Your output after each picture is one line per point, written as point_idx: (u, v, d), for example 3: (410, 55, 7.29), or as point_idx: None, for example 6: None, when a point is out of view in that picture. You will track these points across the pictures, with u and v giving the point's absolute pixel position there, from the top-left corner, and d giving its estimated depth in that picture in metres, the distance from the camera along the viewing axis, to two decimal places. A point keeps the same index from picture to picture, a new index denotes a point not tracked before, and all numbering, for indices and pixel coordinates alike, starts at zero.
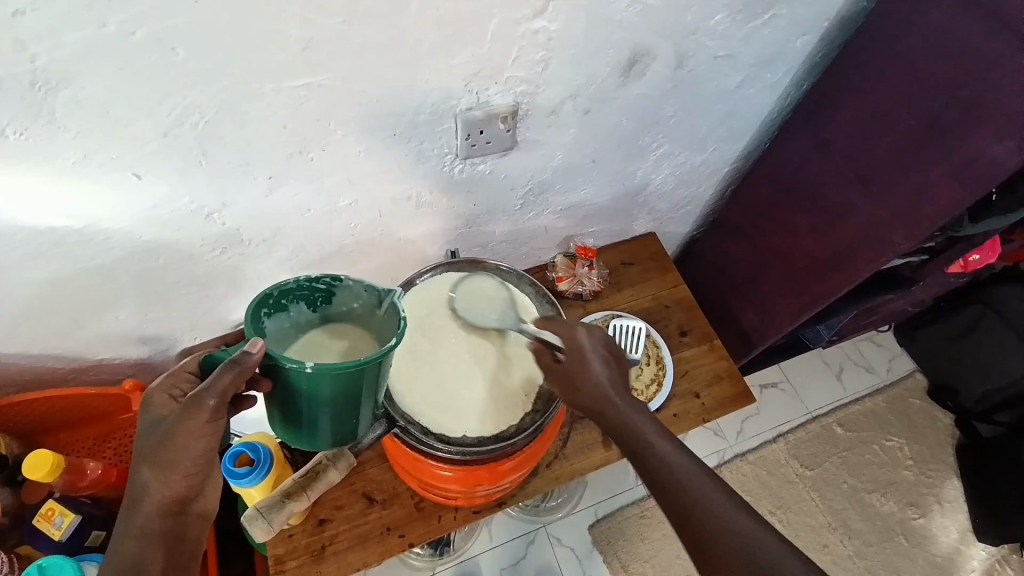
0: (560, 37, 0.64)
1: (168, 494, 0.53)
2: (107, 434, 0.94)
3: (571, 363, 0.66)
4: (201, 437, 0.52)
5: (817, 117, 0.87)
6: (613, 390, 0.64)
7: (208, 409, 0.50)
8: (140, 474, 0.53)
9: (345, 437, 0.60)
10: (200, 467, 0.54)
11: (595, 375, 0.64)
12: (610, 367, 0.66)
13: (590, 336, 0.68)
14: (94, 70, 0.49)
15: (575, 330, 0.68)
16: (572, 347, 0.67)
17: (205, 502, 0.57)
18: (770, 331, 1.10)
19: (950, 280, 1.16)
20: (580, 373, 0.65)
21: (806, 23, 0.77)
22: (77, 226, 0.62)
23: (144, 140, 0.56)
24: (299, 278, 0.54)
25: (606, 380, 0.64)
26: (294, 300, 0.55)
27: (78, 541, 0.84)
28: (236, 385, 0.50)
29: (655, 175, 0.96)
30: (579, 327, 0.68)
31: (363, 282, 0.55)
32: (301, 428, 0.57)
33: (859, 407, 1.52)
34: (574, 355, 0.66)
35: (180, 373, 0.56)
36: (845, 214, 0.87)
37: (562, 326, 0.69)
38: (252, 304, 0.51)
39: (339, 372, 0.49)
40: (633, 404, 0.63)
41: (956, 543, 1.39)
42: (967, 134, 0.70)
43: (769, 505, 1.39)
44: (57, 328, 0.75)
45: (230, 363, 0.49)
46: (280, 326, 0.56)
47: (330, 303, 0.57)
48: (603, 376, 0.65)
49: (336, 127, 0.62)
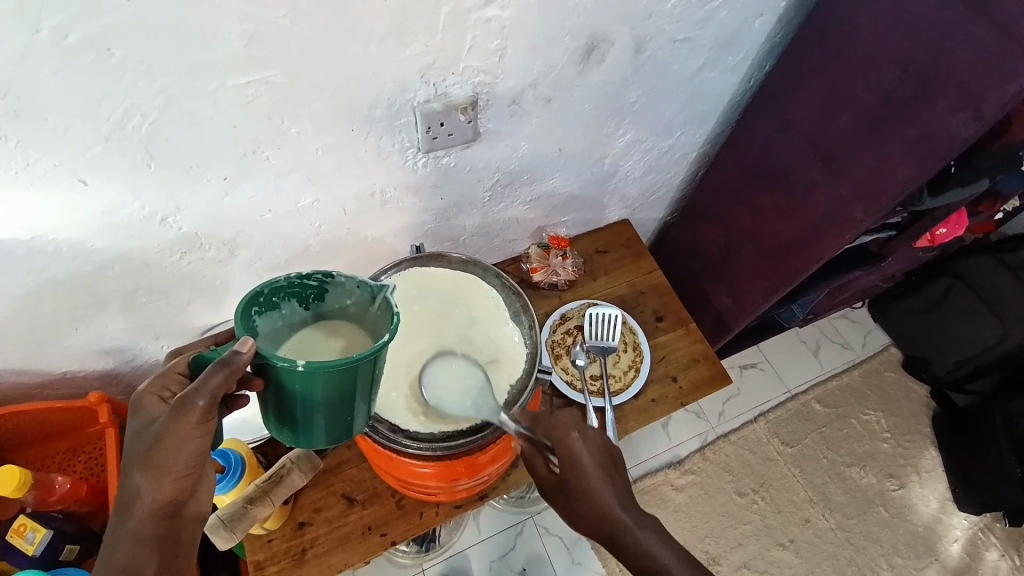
0: (514, 25, 0.63)
1: (161, 497, 0.52)
2: (76, 448, 0.91)
3: (571, 479, 0.62)
4: (193, 439, 0.51)
5: (779, 97, 0.87)
6: (619, 507, 0.63)
7: (199, 410, 0.49)
8: (133, 477, 0.52)
9: (340, 437, 0.59)
10: (193, 469, 0.52)
11: (598, 491, 0.62)
12: (609, 482, 0.63)
13: (588, 444, 0.64)
14: (30, 76, 0.47)
15: (568, 434, 0.64)
16: (568, 460, 0.62)
17: (200, 503, 0.55)
18: (743, 313, 1.11)
19: (918, 255, 1.18)
20: (581, 489, 0.62)
21: (763, 4, 0.78)
22: (25, 238, 0.60)
23: (88, 144, 0.54)
24: (290, 275, 0.52)
25: (610, 498, 0.63)
26: (286, 297, 0.54)
27: (52, 556, 0.82)
28: (227, 386, 0.49)
29: (624, 162, 0.96)
30: (572, 431, 0.64)
31: (356, 278, 0.53)
32: (295, 428, 0.56)
33: (834, 384, 1.55)
34: (570, 466, 0.62)
35: (170, 375, 0.54)
36: (809, 193, 0.88)
37: (559, 428, 0.64)
38: (242, 302, 0.50)
39: (330, 371, 0.48)
40: (633, 516, 0.63)
41: (935, 512, 1.43)
42: (922, 106, 0.71)
43: (751, 483, 1.41)
44: (15, 343, 0.73)
45: (220, 363, 0.48)
46: (272, 326, 0.55)
47: (322, 301, 0.56)
48: (606, 492, 0.63)
49: (290, 124, 0.61)
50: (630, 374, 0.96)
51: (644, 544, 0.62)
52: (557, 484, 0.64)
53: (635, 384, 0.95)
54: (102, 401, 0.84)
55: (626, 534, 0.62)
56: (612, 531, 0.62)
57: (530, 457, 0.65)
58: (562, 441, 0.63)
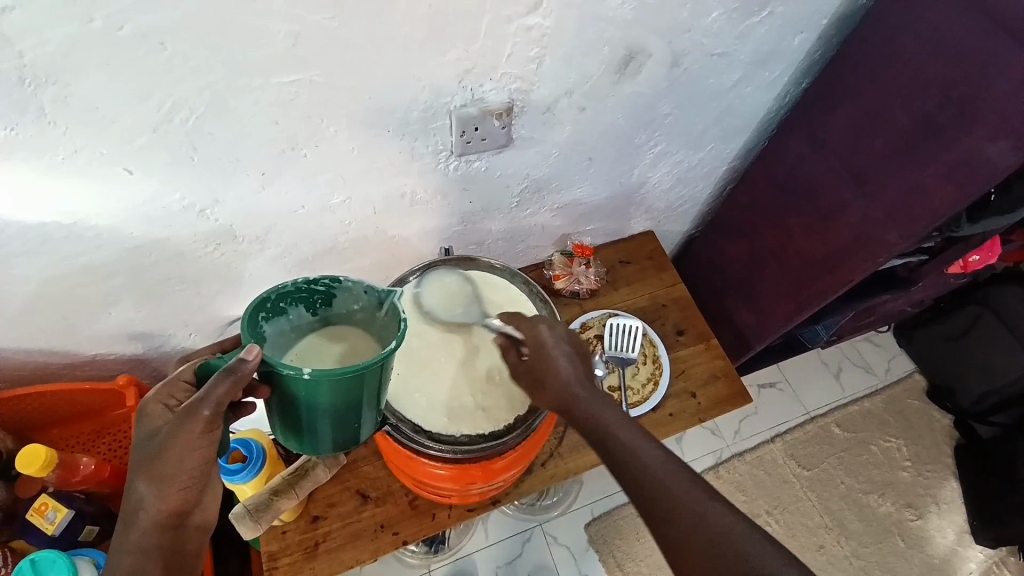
0: (553, 34, 0.63)
1: (165, 507, 0.53)
2: (99, 429, 0.93)
3: (535, 363, 0.61)
4: (196, 448, 0.51)
5: (813, 118, 0.87)
6: (578, 386, 0.60)
7: (203, 419, 0.49)
8: (136, 488, 0.52)
9: (346, 442, 0.59)
10: (196, 480, 0.54)
11: (560, 372, 0.60)
12: (575, 363, 0.61)
13: (554, 332, 0.62)
14: (82, 66, 0.49)
15: (536, 326, 0.63)
16: (534, 344, 0.62)
17: (204, 513, 0.58)
18: (766, 330, 1.10)
19: (949, 281, 1.15)
20: (546, 370, 0.60)
21: (802, 22, 0.77)
22: (66, 222, 0.62)
23: (132, 136, 0.55)
24: (297, 280, 0.53)
25: (570, 374, 0.60)
26: (293, 302, 0.54)
27: (71, 536, 0.84)
28: (232, 394, 0.49)
29: (653, 174, 0.96)
30: (543, 322, 0.63)
31: (363, 283, 0.54)
32: (301, 434, 0.56)
33: (856, 408, 1.52)
34: (535, 350, 0.62)
35: (177, 382, 0.54)
36: (840, 214, 0.87)
37: (526, 323, 0.63)
38: (249, 308, 0.51)
39: (336, 378, 0.48)
40: (598, 399, 0.60)
41: (953, 545, 1.39)
42: (962, 134, 0.70)
43: (764, 505, 1.39)
44: (49, 325, 0.75)
45: (226, 372, 0.48)
46: (279, 330, 0.55)
47: (330, 306, 0.57)
48: (569, 372, 0.60)
49: (328, 123, 0.62)
50: (648, 387, 0.95)
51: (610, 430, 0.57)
52: (526, 370, 0.62)
53: (654, 397, 0.94)
54: (130, 384, 0.88)
55: (584, 413, 0.59)
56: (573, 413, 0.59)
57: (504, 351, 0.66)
58: (531, 331, 0.62)
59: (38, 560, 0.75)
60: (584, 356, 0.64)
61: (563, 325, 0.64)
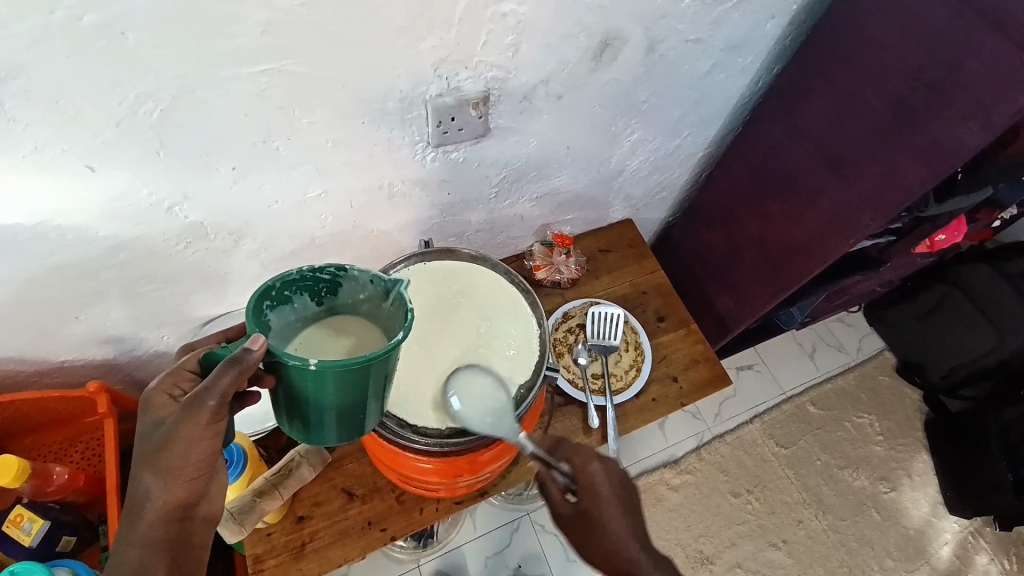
0: (529, 21, 0.63)
1: (170, 499, 0.52)
2: (73, 437, 0.90)
3: (587, 503, 0.68)
4: (202, 439, 0.51)
5: (789, 104, 0.88)
6: (632, 539, 0.67)
7: (209, 410, 0.49)
8: (141, 480, 0.51)
9: (351, 436, 0.58)
10: (204, 471, 0.52)
11: (609, 521, 0.67)
12: (623, 509, 0.69)
13: (606, 473, 0.70)
14: (41, 58, 0.46)
15: (590, 465, 0.70)
16: (586, 484, 0.69)
17: (210, 505, 0.55)
18: (744, 314, 1.11)
19: (917, 260, 1.18)
20: (600, 518, 0.68)
21: (774, 7, 0.78)
22: (31, 223, 0.59)
23: (99, 131, 0.53)
24: (302, 269, 0.52)
25: (615, 523, 0.67)
26: (298, 291, 0.54)
27: (49, 547, 0.81)
28: (237, 385, 0.49)
29: (631, 162, 0.96)
30: (594, 460, 0.70)
31: (369, 273, 0.53)
32: (307, 425, 0.55)
33: (830, 387, 1.56)
34: (588, 494, 0.68)
35: (180, 372, 0.53)
36: (816, 199, 0.89)
37: (579, 459, 0.70)
38: (253, 297, 0.50)
39: (343, 370, 0.48)
40: (643, 553, 0.67)
41: (927, 516, 1.44)
42: (933, 117, 0.71)
43: (746, 484, 1.42)
44: (16, 331, 0.72)
45: (231, 361, 0.47)
46: (285, 319, 0.55)
47: (336, 295, 0.56)
48: (617, 523, 0.68)
49: (302, 115, 0.60)
50: (631, 373, 0.96)
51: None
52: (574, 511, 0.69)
53: (636, 384, 0.95)
54: (101, 390, 0.83)
55: (638, 571, 0.66)
56: (627, 566, 0.66)
57: (545, 480, 0.70)
58: (584, 469, 0.69)
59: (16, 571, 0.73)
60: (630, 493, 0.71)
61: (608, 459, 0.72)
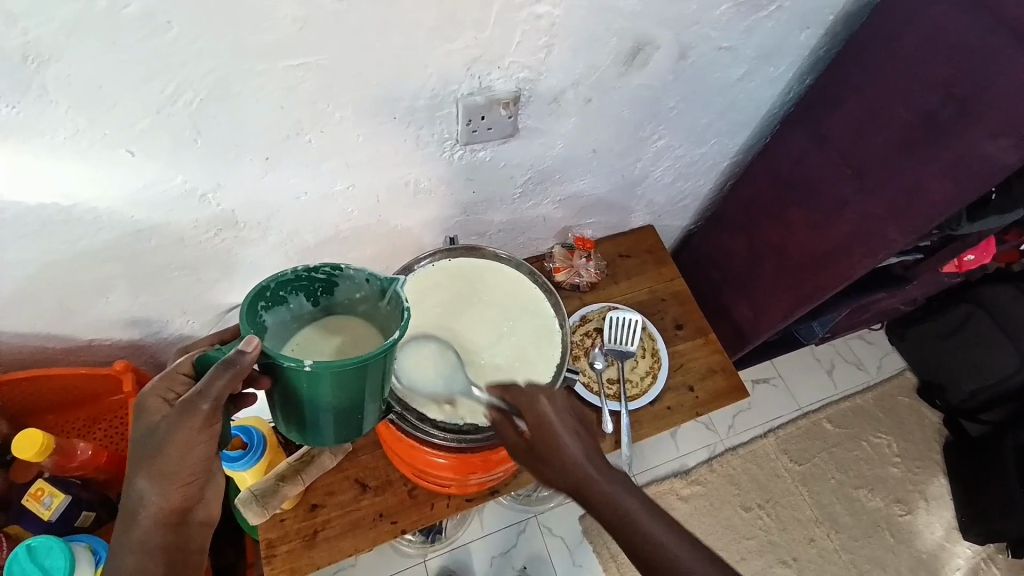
0: (562, 24, 0.63)
1: (166, 505, 0.54)
2: (98, 415, 0.93)
3: (536, 442, 0.58)
4: (197, 443, 0.52)
5: (814, 114, 0.87)
6: (587, 462, 0.57)
7: (203, 413, 0.50)
8: (136, 487, 0.53)
9: (349, 436, 0.59)
10: (198, 475, 0.55)
11: (569, 454, 0.57)
12: (581, 438, 0.58)
13: (555, 407, 0.59)
14: (86, 45, 0.48)
15: (537, 399, 0.59)
16: (536, 420, 0.58)
17: (207, 509, 0.59)
18: (764, 326, 1.10)
19: (944, 280, 1.16)
20: (552, 454, 0.57)
21: (809, 17, 0.77)
22: (66, 205, 0.61)
23: (138, 119, 0.55)
24: (297, 269, 0.53)
25: (578, 456, 0.57)
26: (293, 291, 0.55)
27: (67, 523, 0.83)
28: (232, 387, 0.50)
29: (655, 168, 0.96)
30: (542, 394, 0.60)
31: (365, 272, 0.54)
32: (303, 426, 0.56)
33: (847, 405, 1.53)
34: (537, 429, 0.58)
35: (174, 375, 0.54)
36: (840, 210, 0.87)
37: (522, 395, 0.60)
38: (248, 298, 0.51)
39: (338, 371, 0.48)
40: (613, 480, 0.57)
41: (940, 540, 1.42)
42: (962, 131, 0.70)
43: (757, 498, 1.40)
44: (45, 310, 0.74)
45: (225, 364, 0.48)
46: (280, 320, 0.56)
47: (331, 295, 0.57)
48: (579, 453, 0.57)
49: (334, 109, 0.61)
50: (647, 380, 0.96)
51: (616, 499, 0.55)
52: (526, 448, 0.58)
53: (652, 391, 0.95)
54: (127, 370, 0.86)
55: None
56: None
57: (498, 425, 0.61)
58: (530, 404, 0.59)
59: (34, 546, 0.75)
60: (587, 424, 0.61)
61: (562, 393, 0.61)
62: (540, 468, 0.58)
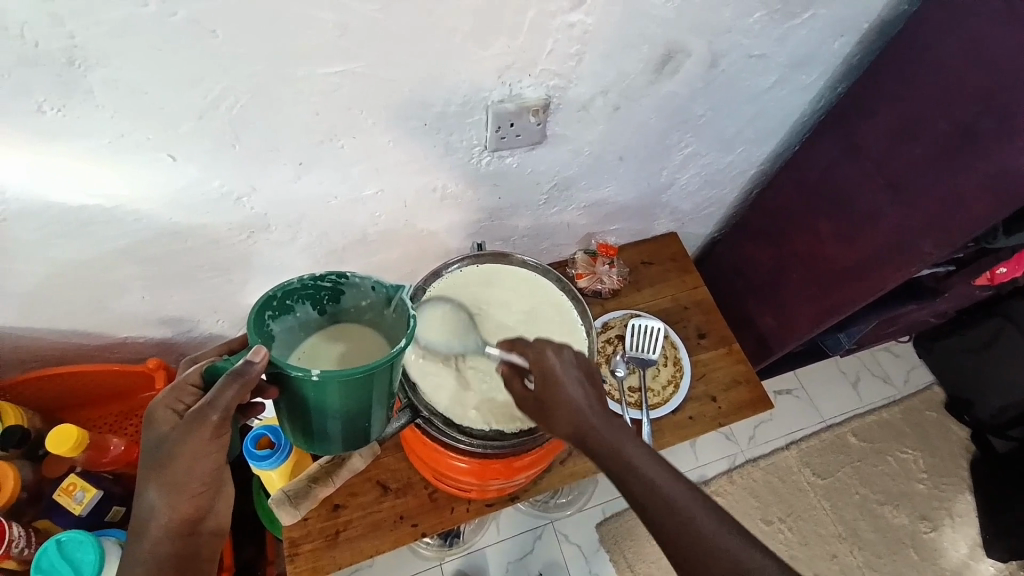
0: (595, 32, 0.63)
1: (175, 516, 0.56)
2: (128, 411, 0.95)
3: (542, 393, 0.56)
4: (205, 455, 0.54)
5: (848, 124, 0.86)
6: (592, 411, 0.55)
7: (211, 424, 0.51)
8: (147, 497, 0.54)
9: (358, 441, 0.60)
10: (207, 486, 0.56)
11: (572, 401, 0.55)
12: (585, 388, 0.56)
13: (560, 357, 0.57)
14: (132, 49, 0.49)
15: (544, 351, 0.57)
16: (540, 370, 0.57)
17: (218, 519, 0.60)
18: (789, 337, 1.09)
19: (976, 293, 1.13)
20: (555, 406, 0.55)
21: (843, 26, 0.76)
22: (107, 206, 0.62)
23: (179, 122, 0.56)
24: (303, 277, 0.54)
25: (582, 402, 0.55)
26: (300, 300, 0.55)
27: (98, 518, 0.85)
28: (242, 397, 0.51)
29: (680, 176, 0.95)
30: (550, 347, 0.58)
31: (371, 279, 0.55)
32: (312, 434, 0.57)
33: (873, 418, 1.50)
34: (542, 383, 0.56)
35: (183, 387, 0.55)
36: (873, 222, 0.86)
37: (527, 346, 0.58)
38: (255, 308, 0.51)
39: (344, 379, 0.49)
40: (616, 429, 0.54)
41: (967, 559, 1.38)
42: (1000, 146, 0.69)
43: (778, 512, 1.38)
44: (81, 306, 0.76)
45: (235, 375, 0.49)
46: (286, 328, 0.56)
47: (337, 303, 0.58)
48: (581, 399, 0.55)
49: (366, 115, 0.62)
50: (669, 389, 0.95)
51: (620, 449, 0.53)
52: (534, 405, 0.57)
53: (675, 399, 0.94)
54: (159, 367, 0.88)
55: None
56: None
57: (507, 380, 0.60)
58: (535, 359, 0.57)
59: (63, 541, 0.77)
60: (594, 378, 0.58)
61: (570, 348, 0.59)
62: (545, 421, 0.57)
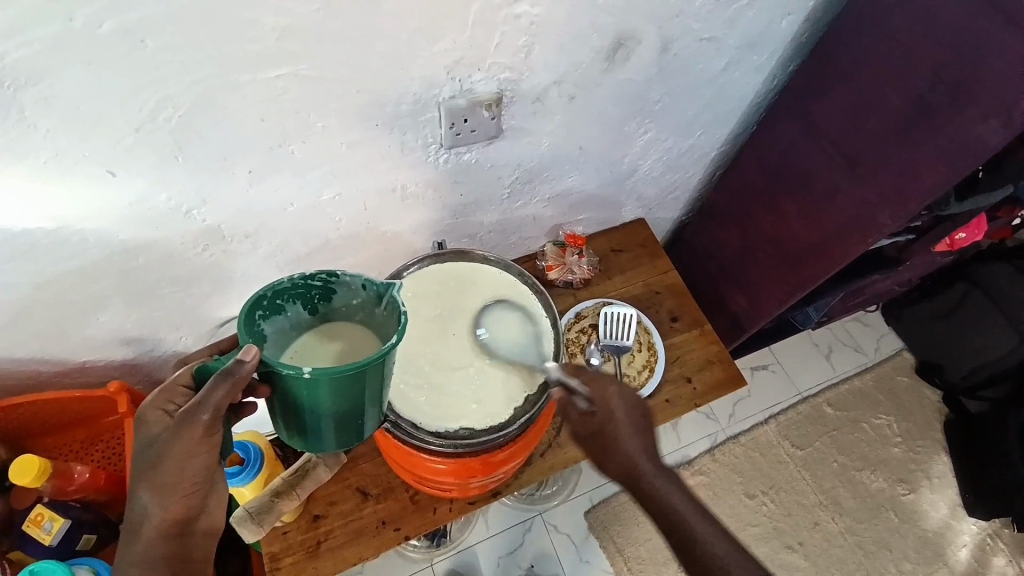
0: (543, 23, 0.63)
1: (167, 517, 0.54)
2: (95, 436, 0.92)
3: (604, 426, 0.65)
4: (196, 454, 0.52)
5: (804, 101, 0.87)
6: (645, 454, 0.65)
7: (202, 424, 0.50)
8: (138, 498, 0.53)
9: (350, 441, 0.59)
10: (199, 486, 0.55)
11: (625, 443, 0.65)
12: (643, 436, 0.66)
13: (623, 397, 0.67)
14: (64, 67, 0.47)
15: (608, 387, 0.67)
16: (604, 403, 0.66)
17: (210, 519, 0.58)
18: (759, 315, 1.11)
19: (937, 259, 1.16)
20: (613, 441, 0.65)
21: (791, 3, 0.77)
22: (52, 228, 0.60)
23: (119, 135, 0.54)
24: (293, 277, 0.53)
25: (637, 447, 0.65)
26: (290, 300, 0.54)
27: (70, 545, 0.83)
28: (232, 397, 0.49)
29: (643, 162, 0.96)
30: (612, 383, 0.68)
31: (361, 278, 0.54)
32: (305, 434, 0.56)
33: (847, 388, 1.54)
34: (604, 412, 0.65)
35: (174, 387, 0.54)
36: (833, 197, 0.88)
37: (596, 382, 0.67)
38: (245, 307, 0.51)
39: (336, 377, 0.48)
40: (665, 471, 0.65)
41: (945, 518, 1.42)
42: (953, 116, 0.70)
43: (760, 486, 1.41)
44: (38, 332, 0.74)
45: (224, 374, 0.48)
46: (278, 328, 0.55)
47: (329, 302, 0.56)
48: (635, 444, 0.65)
49: (316, 119, 0.61)
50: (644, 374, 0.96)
51: (668, 498, 0.64)
52: (591, 427, 0.66)
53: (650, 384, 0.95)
54: (121, 390, 0.85)
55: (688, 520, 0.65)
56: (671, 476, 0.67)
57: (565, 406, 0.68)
58: (602, 393, 0.66)
59: (37, 571, 0.75)
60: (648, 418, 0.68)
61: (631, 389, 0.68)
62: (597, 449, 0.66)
